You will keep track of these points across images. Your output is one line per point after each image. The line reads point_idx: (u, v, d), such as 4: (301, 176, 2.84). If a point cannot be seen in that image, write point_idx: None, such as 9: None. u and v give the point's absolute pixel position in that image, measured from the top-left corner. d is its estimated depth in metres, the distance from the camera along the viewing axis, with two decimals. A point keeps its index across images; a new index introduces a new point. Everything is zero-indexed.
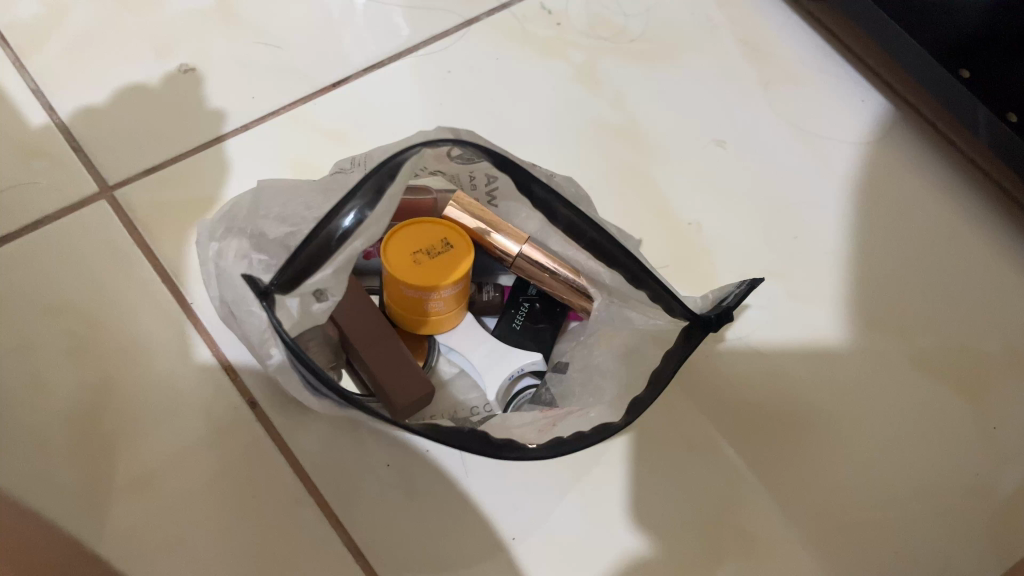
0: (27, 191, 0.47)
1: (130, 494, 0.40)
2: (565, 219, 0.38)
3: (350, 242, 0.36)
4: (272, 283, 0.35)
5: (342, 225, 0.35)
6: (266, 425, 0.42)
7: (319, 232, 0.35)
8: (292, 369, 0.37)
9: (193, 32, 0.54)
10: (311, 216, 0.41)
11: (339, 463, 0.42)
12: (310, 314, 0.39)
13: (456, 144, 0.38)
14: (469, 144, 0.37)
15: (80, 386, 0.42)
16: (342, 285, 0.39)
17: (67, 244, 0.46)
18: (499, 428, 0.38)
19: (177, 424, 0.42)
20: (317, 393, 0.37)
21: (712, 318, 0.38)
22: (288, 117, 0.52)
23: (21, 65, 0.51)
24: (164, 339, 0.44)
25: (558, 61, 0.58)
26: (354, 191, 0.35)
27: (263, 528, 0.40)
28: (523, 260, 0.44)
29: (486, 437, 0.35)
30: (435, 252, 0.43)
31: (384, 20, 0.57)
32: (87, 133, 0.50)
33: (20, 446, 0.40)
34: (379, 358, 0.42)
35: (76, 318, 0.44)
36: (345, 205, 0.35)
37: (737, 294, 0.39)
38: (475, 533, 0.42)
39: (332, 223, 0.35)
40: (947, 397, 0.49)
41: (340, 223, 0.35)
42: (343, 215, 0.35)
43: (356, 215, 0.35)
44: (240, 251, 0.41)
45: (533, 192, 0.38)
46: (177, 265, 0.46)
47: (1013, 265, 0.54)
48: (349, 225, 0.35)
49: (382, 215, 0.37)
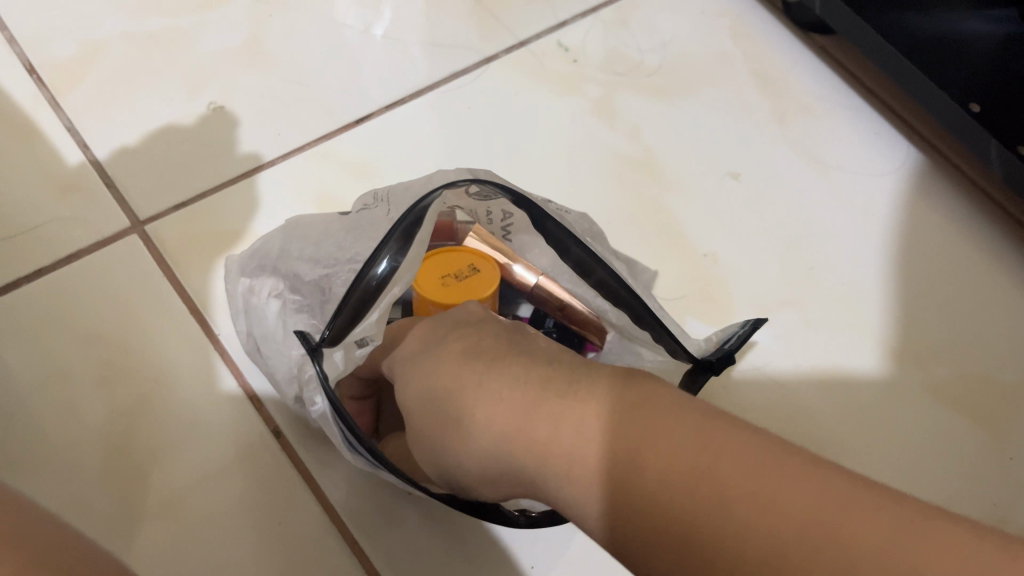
0: (63, 226, 0.48)
1: (158, 520, 0.41)
2: (576, 256, 0.39)
3: (390, 289, 0.37)
4: (322, 337, 0.36)
5: (377, 274, 0.36)
6: (290, 454, 0.43)
7: (357, 283, 0.36)
8: (329, 424, 0.38)
9: (221, 71, 0.56)
10: (342, 257, 0.40)
11: (361, 493, 0.43)
12: (354, 361, 0.38)
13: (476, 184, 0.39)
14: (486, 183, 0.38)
15: (112, 414, 0.43)
16: (384, 329, 0.38)
17: (100, 276, 0.47)
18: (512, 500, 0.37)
19: (204, 451, 0.43)
20: (352, 447, 0.37)
21: (713, 361, 0.38)
22: (313, 153, 0.54)
23: (56, 103, 0.53)
24: (192, 368, 0.45)
25: (574, 96, 0.59)
26: (387, 240, 0.36)
27: (287, 553, 0.41)
28: (538, 290, 0.46)
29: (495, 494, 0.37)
30: (462, 276, 0.44)
31: (405, 57, 0.59)
32: (120, 170, 0.51)
33: (55, 471, 0.41)
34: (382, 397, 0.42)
35: (108, 346, 0.45)
36: (379, 254, 0.36)
37: (740, 336, 0.39)
38: (495, 561, 0.43)
39: (369, 271, 0.36)
40: (963, 425, 0.50)
41: (376, 270, 0.36)
42: (377, 264, 0.36)
43: (389, 263, 0.36)
44: (274, 290, 0.42)
45: (546, 228, 0.39)
46: (205, 297, 0.48)
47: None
48: (384, 273, 0.36)
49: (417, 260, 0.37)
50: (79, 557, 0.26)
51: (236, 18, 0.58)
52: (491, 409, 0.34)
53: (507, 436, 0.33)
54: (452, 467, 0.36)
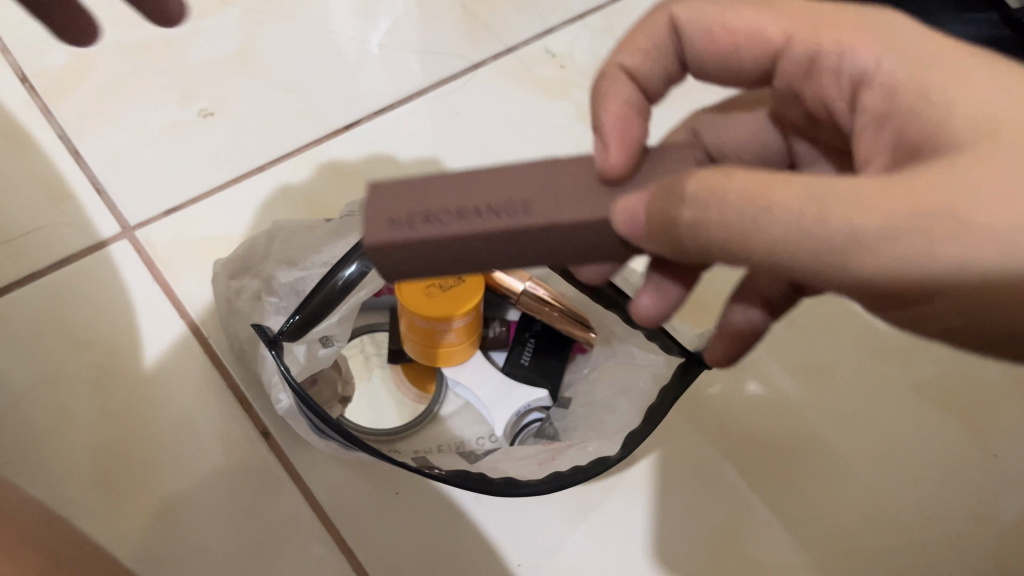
0: (54, 233, 0.49)
1: (148, 520, 0.41)
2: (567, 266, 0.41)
3: (354, 292, 0.38)
4: (280, 330, 0.36)
5: (345, 275, 0.37)
6: (279, 456, 0.44)
7: (324, 283, 0.37)
8: (300, 413, 0.38)
9: (214, 78, 0.57)
10: (320, 261, 0.42)
11: (350, 494, 0.43)
12: (316, 359, 0.40)
13: None
14: None
15: (103, 415, 0.44)
16: (346, 332, 0.41)
17: (90, 281, 0.48)
18: (516, 489, 0.37)
19: (195, 451, 0.43)
20: (323, 434, 0.37)
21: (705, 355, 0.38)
22: (305, 158, 0.55)
23: (48, 111, 0.53)
24: (181, 370, 0.46)
25: (562, 102, 0.60)
26: (358, 245, 0.38)
27: (276, 554, 0.42)
28: (527, 296, 0.45)
29: (480, 478, 0.37)
30: (448, 285, 0.43)
31: (397, 63, 0.60)
32: (112, 176, 0.52)
33: (47, 473, 0.42)
34: (568, 189, 0.26)
35: (99, 350, 0.46)
36: (349, 257, 0.37)
37: None
38: (485, 562, 0.43)
39: (337, 272, 0.37)
40: (949, 422, 0.49)
41: (344, 272, 0.37)
42: (346, 266, 0.37)
43: (358, 267, 0.37)
44: (256, 292, 0.42)
45: None
46: (195, 300, 0.48)
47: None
48: (352, 276, 0.37)
49: (384, 268, 0.39)
50: (57, 550, 0.26)
51: (227, 27, 0.59)
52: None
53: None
54: (871, 230, 0.21)
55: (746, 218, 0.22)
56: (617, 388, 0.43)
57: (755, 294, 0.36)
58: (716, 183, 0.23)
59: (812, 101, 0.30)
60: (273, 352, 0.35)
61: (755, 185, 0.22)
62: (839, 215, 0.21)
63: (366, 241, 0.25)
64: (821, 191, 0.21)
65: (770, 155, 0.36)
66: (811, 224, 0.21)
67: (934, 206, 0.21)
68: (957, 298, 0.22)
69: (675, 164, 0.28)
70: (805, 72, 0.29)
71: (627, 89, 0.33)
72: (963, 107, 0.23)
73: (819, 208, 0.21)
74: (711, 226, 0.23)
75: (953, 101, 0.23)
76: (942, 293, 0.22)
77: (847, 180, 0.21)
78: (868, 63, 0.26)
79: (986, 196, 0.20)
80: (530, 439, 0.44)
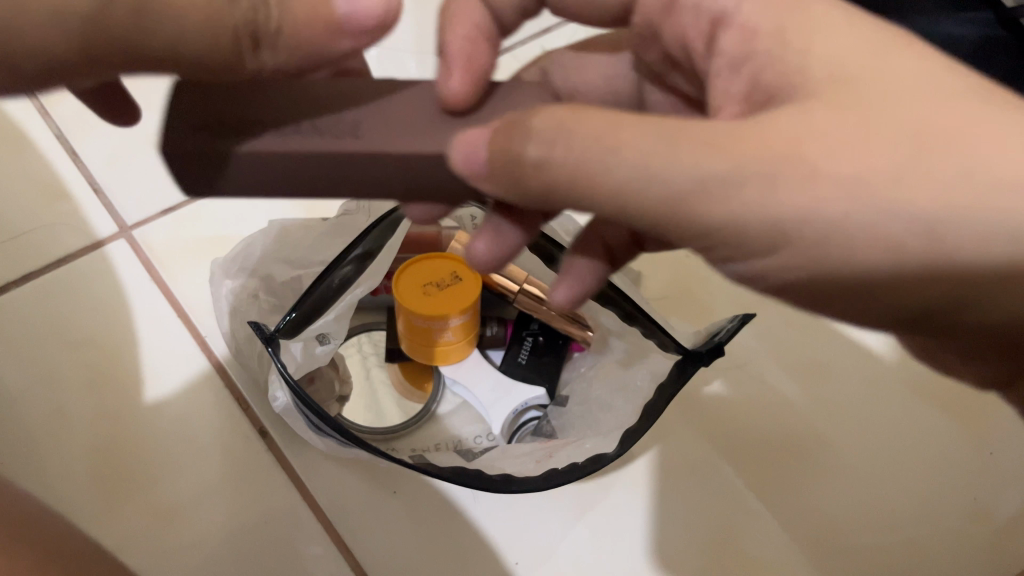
0: (51, 232, 0.49)
1: (145, 518, 0.41)
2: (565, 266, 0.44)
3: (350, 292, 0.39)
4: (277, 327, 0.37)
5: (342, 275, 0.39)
6: (277, 455, 0.44)
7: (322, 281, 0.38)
8: (297, 412, 0.38)
9: None
10: (317, 261, 0.43)
11: (348, 493, 0.43)
12: (314, 357, 0.39)
13: None
14: None
15: (100, 414, 0.44)
16: (343, 330, 0.40)
17: (87, 281, 0.48)
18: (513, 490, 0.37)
19: (193, 450, 0.43)
20: (321, 431, 0.37)
21: (702, 352, 0.38)
22: None
23: (45, 111, 0.54)
24: (179, 369, 0.46)
25: None
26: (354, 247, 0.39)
27: (273, 552, 0.41)
28: (525, 295, 0.46)
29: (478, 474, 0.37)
30: (445, 284, 0.44)
31: (394, 64, 0.60)
32: (108, 175, 0.52)
33: (43, 471, 0.42)
34: (404, 120, 0.28)
35: (96, 349, 0.46)
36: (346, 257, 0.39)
37: (730, 329, 0.39)
38: (483, 561, 0.43)
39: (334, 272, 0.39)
40: (941, 419, 0.49)
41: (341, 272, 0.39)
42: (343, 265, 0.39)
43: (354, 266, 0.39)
44: (253, 291, 0.42)
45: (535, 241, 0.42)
46: (192, 300, 0.48)
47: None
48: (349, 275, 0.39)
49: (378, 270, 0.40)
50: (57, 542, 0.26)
51: None
52: (903, 112, 0.23)
53: (907, 164, 0.22)
54: (723, 170, 0.23)
55: (593, 158, 0.24)
56: (614, 386, 0.43)
57: (596, 245, 0.38)
58: (564, 123, 0.25)
59: (671, 42, 0.33)
60: (270, 351, 0.35)
61: (605, 123, 0.24)
62: (694, 153, 0.23)
63: (161, 146, 0.26)
64: (686, 139, 0.24)
65: (622, 100, 0.39)
66: (659, 161, 0.23)
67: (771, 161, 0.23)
68: (814, 245, 0.23)
69: (520, 102, 0.30)
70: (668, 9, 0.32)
71: (477, 14, 0.37)
72: (810, 66, 0.25)
73: (676, 150, 0.23)
74: (554, 163, 0.25)
75: (809, 53, 0.26)
76: (797, 239, 0.24)
77: (702, 130, 0.24)
78: (727, 10, 0.29)
79: (830, 143, 0.23)
80: (527, 437, 0.44)
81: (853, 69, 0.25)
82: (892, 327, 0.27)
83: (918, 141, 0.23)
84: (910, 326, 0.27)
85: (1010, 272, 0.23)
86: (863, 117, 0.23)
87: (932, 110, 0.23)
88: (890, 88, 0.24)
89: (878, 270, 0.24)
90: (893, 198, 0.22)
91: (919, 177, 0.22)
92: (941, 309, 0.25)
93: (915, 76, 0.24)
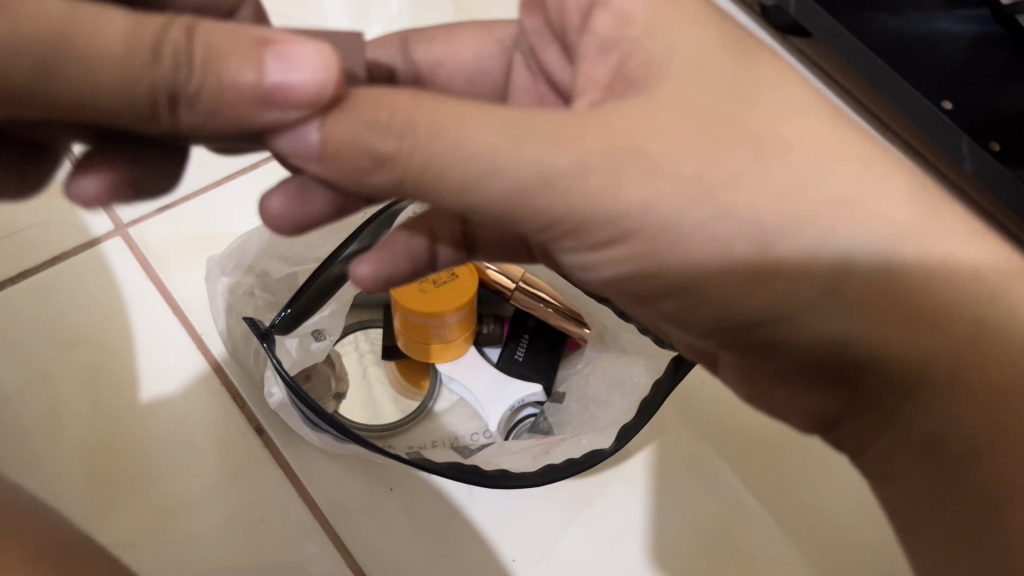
0: (46, 230, 0.49)
1: (141, 516, 0.41)
2: None
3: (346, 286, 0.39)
4: (272, 322, 0.36)
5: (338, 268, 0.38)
6: (273, 452, 0.44)
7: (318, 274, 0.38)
8: (293, 407, 0.38)
9: None
10: (312, 256, 0.43)
11: (344, 490, 0.43)
12: (308, 353, 0.40)
13: None
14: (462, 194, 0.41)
15: (95, 413, 0.44)
16: (337, 326, 0.41)
17: (83, 280, 0.48)
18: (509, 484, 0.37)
19: (188, 447, 0.43)
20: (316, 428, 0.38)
21: None
22: None
23: None
24: (174, 367, 0.46)
25: None
26: (350, 240, 0.39)
27: (270, 549, 0.41)
28: (521, 292, 0.46)
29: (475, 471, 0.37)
30: (440, 282, 0.44)
31: None
32: None
33: (39, 469, 0.42)
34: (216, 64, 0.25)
35: (92, 348, 0.46)
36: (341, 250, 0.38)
37: None
38: (481, 560, 0.43)
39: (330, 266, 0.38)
40: None
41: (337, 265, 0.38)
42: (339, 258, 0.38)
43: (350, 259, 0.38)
44: (248, 288, 0.42)
45: None
46: (187, 298, 0.48)
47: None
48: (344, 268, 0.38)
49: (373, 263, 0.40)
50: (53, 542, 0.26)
51: None
52: (742, 125, 0.25)
53: (750, 171, 0.25)
54: (572, 161, 0.24)
55: (445, 145, 0.24)
56: (610, 382, 0.43)
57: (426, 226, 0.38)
58: (413, 107, 0.24)
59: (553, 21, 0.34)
60: (264, 345, 0.35)
61: (456, 110, 0.24)
62: (540, 146, 0.24)
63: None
64: (535, 123, 0.24)
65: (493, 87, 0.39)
66: (506, 151, 0.24)
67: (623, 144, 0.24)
68: (643, 239, 0.25)
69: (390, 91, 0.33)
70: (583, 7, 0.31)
71: None
72: (668, 64, 0.27)
73: (520, 141, 0.24)
74: (409, 155, 0.24)
75: (670, 46, 0.27)
76: (645, 232, 0.25)
77: (545, 119, 0.24)
78: None
79: (676, 146, 0.25)
80: (524, 434, 0.44)
81: (709, 80, 0.26)
82: (719, 336, 0.28)
83: (753, 157, 0.25)
84: (727, 336, 0.28)
85: (832, 283, 0.25)
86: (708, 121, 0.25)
87: (771, 120, 0.26)
88: (747, 102, 0.26)
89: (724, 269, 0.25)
90: (724, 202, 0.25)
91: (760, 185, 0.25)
92: (751, 322, 0.27)
93: (775, 100, 0.26)
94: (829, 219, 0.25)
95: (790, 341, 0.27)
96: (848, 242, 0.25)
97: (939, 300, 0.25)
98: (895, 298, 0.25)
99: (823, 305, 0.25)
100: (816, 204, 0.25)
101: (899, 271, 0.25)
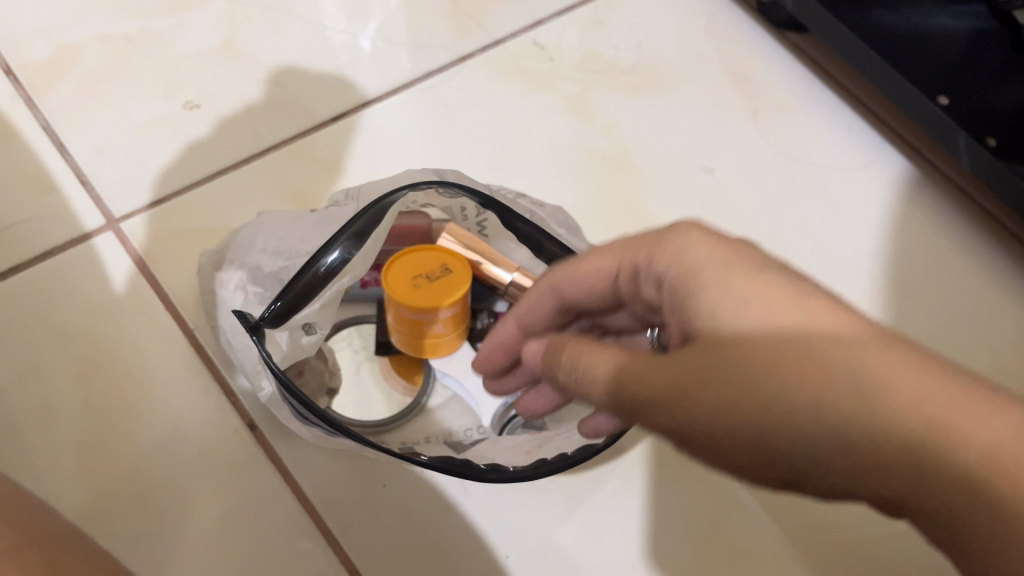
0: (38, 224, 0.49)
1: (131, 511, 0.41)
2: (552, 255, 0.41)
3: (336, 279, 0.39)
4: (263, 316, 0.36)
5: (327, 262, 0.37)
6: (265, 447, 0.44)
7: (307, 269, 0.37)
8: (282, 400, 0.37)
9: (200, 72, 0.57)
10: (304, 250, 0.42)
11: (336, 485, 0.43)
12: (300, 347, 0.39)
13: (444, 186, 0.41)
14: (454, 185, 0.40)
15: (86, 408, 0.43)
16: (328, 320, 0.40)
17: (74, 274, 0.47)
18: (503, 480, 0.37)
19: (180, 443, 0.43)
20: (307, 422, 0.37)
21: None
22: (290, 150, 0.54)
23: (33, 104, 0.53)
24: (166, 362, 0.45)
25: (550, 94, 0.60)
26: (340, 234, 0.38)
27: (261, 544, 0.41)
28: (515, 287, 0.45)
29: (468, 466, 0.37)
30: (435, 276, 0.43)
31: (387, 57, 0.60)
32: (95, 167, 0.52)
33: (28, 464, 0.41)
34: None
35: (83, 342, 0.45)
36: (331, 244, 0.38)
37: None
38: (474, 558, 0.43)
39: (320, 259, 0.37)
40: None
41: (327, 259, 0.38)
42: (329, 253, 0.38)
43: (340, 253, 0.38)
44: (239, 282, 0.41)
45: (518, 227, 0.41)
46: (180, 292, 0.48)
47: (1016, 297, 0.54)
48: (334, 262, 0.38)
49: (364, 255, 0.40)
50: (39, 527, 0.26)
51: (213, 21, 0.59)
52: (777, 353, 0.26)
53: (745, 397, 0.26)
54: (628, 389, 0.28)
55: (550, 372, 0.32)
56: None
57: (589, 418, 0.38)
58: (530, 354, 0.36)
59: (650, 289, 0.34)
60: (255, 338, 0.35)
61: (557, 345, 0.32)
62: (592, 369, 0.30)
63: None
64: (606, 356, 0.29)
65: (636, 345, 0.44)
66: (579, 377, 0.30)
67: (655, 379, 0.27)
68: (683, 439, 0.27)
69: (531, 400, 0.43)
70: (633, 275, 0.34)
71: (543, 301, 0.39)
72: (718, 316, 0.28)
73: (582, 367, 0.30)
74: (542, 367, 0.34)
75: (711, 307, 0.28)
76: (675, 434, 0.27)
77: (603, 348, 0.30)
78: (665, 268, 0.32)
79: (688, 374, 0.27)
80: (518, 430, 0.43)
81: (729, 305, 0.28)
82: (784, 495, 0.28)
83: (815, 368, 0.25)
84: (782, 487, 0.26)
85: (842, 453, 0.24)
86: (740, 361, 0.26)
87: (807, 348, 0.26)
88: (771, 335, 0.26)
89: (748, 448, 0.26)
90: (724, 413, 0.26)
91: (772, 396, 0.25)
92: (797, 482, 0.26)
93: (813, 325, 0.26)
94: (842, 415, 0.24)
95: (829, 483, 0.25)
96: (841, 430, 0.24)
97: (950, 451, 0.23)
98: (900, 462, 0.23)
99: (829, 470, 0.25)
100: (878, 388, 0.24)
101: (903, 441, 0.23)
